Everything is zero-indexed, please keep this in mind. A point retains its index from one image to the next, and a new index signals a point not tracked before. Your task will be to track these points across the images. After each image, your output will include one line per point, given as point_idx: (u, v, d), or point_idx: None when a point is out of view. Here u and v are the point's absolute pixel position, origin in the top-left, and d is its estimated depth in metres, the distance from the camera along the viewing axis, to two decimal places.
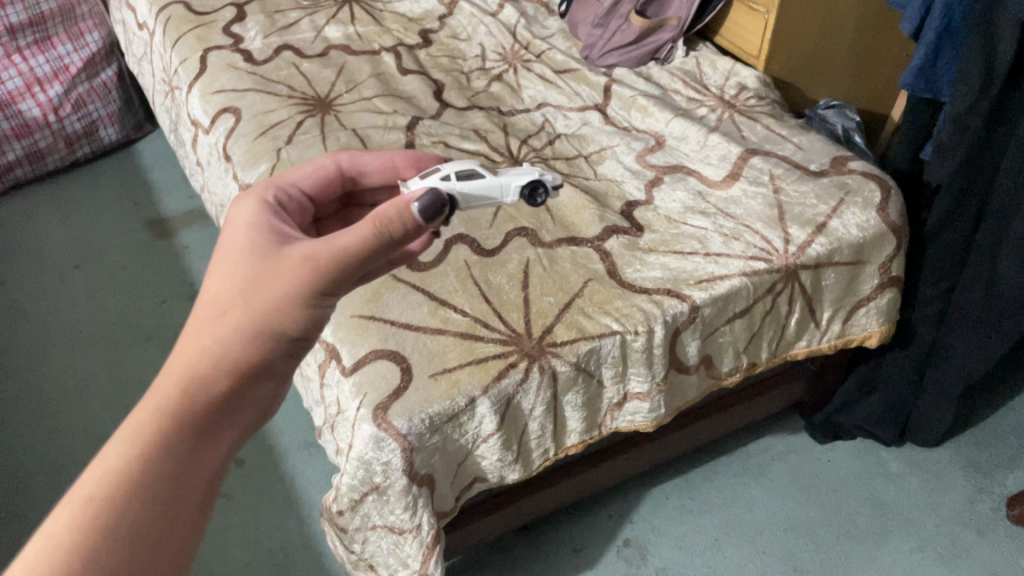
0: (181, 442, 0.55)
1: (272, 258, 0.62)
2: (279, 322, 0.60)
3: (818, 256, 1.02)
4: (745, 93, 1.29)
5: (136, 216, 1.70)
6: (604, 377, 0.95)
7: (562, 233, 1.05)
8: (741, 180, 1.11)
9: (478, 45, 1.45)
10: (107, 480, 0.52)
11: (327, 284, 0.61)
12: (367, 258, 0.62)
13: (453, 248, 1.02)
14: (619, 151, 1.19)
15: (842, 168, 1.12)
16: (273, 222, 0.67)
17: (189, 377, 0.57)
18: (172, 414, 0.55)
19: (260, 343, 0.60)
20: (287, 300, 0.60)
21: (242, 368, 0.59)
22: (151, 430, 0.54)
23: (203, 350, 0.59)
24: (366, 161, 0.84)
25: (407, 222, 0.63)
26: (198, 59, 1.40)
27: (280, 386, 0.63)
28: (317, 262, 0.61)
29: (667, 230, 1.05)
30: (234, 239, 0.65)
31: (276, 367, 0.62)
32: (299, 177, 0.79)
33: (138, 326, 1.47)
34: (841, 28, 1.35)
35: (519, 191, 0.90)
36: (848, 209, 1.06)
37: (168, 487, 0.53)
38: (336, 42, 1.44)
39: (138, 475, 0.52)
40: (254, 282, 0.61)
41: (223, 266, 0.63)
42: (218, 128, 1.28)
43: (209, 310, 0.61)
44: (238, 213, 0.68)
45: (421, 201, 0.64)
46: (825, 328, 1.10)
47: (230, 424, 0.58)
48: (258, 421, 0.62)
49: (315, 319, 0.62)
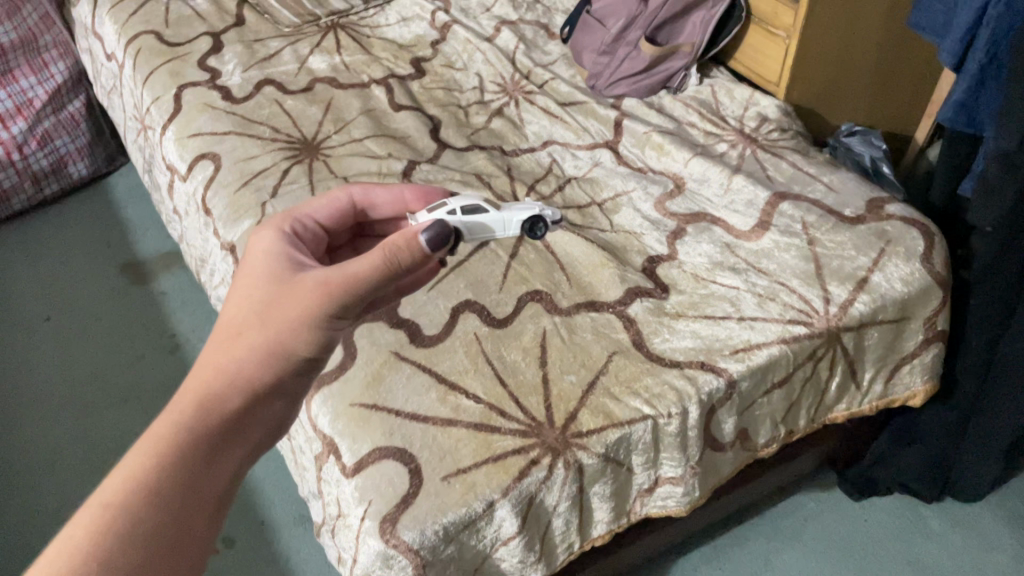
0: (197, 453, 0.53)
1: (286, 283, 0.62)
2: (292, 343, 0.60)
3: (861, 316, 0.93)
4: (767, 125, 1.20)
5: (109, 260, 1.58)
6: (634, 464, 0.85)
7: (580, 297, 0.95)
8: (772, 230, 1.02)
9: (475, 74, 1.35)
10: (126, 486, 0.50)
11: (340, 308, 0.61)
12: (376, 287, 0.62)
13: (461, 318, 0.92)
14: (635, 197, 1.09)
15: (880, 214, 1.03)
16: (288, 249, 0.66)
17: (204, 392, 0.56)
18: (188, 426, 0.54)
19: (274, 363, 0.60)
20: (300, 321, 0.60)
21: (256, 385, 0.58)
22: (165, 440, 0.53)
23: (219, 367, 0.58)
24: (377, 195, 0.80)
25: (414, 251, 0.64)
26: (172, 97, 1.29)
27: (290, 406, 0.62)
28: (331, 286, 0.61)
29: (695, 290, 0.95)
30: (249, 266, 0.65)
31: (286, 387, 0.61)
32: (313, 210, 0.75)
33: (115, 384, 1.36)
34: (866, 46, 1.26)
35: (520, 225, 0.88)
36: (890, 261, 0.97)
37: (184, 496, 0.51)
38: (321, 74, 1.34)
39: (156, 482, 0.50)
40: (269, 306, 0.61)
41: (239, 291, 0.63)
42: (196, 177, 1.17)
43: (225, 334, 0.60)
44: (255, 242, 0.67)
45: (429, 232, 0.64)
46: (866, 389, 1.01)
47: (242, 438, 0.57)
48: (267, 441, 0.60)
49: (327, 342, 0.62)
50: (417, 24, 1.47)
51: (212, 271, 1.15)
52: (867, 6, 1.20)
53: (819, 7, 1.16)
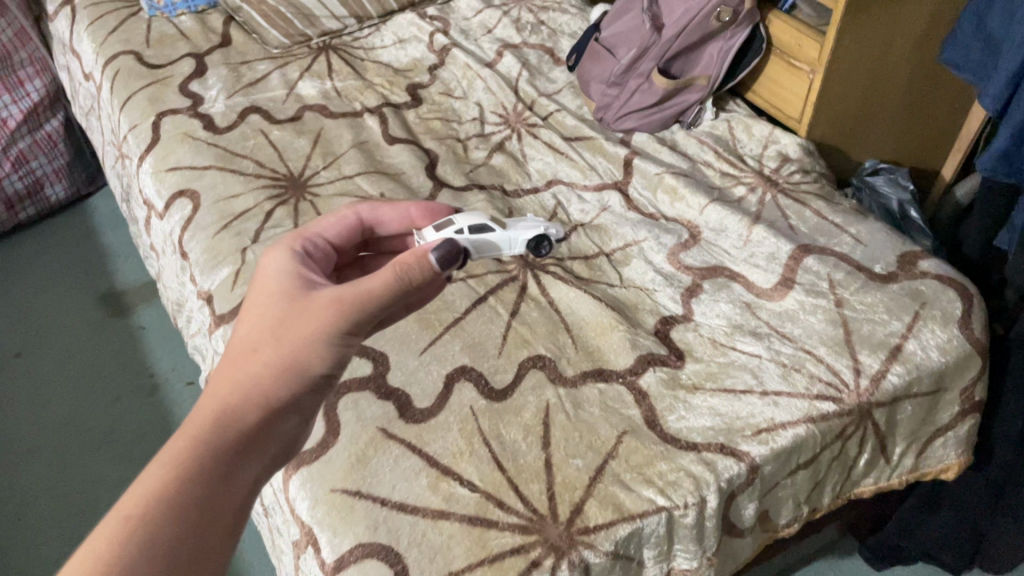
0: (215, 468, 0.50)
1: (299, 301, 0.60)
2: (306, 358, 0.57)
3: (895, 389, 0.85)
4: (787, 166, 1.12)
5: (86, 289, 1.50)
6: (645, 558, 0.76)
7: (587, 364, 0.87)
8: (796, 289, 0.93)
9: (476, 104, 1.26)
10: (145, 500, 0.47)
11: (354, 324, 0.59)
12: (389, 303, 0.61)
13: (456, 387, 0.84)
14: (646, 248, 1.01)
15: (913, 271, 0.95)
16: (299, 269, 0.65)
17: (219, 409, 0.54)
18: (205, 442, 0.51)
19: (292, 379, 0.57)
20: (315, 337, 0.58)
21: (272, 401, 0.56)
22: (183, 456, 0.50)
23: (234, 384, 0.56)
24: (385, 215, 0.77)
25: (426, 270, 0.63)
26: (150, 125, 1.20)
27: (306, 425, 0.58)
28: (345, 303, 0.59)
29: (712, 358, 0.87)
30: (260, 287, 0.63)
31: (303, 404, 0.57)
32: (323, 228, 0.72)
33: (89, 429, 1.28)
34: (894, 80, 1.18)
35: (526, 244, 0.91)
36: (925, 327, 0.89)
37: (201, 509, 0.48)
38: (311, 101, 1.26)
39: (174, 495, 0.48)
40: (283, 322, 0.59)
41: (252, 310, 0.61)
42: (174, 216, 1.09)
43: (239, 352, 0.58)
44: (265, 264, 0.65)
45: (440, 250, 0.63)
46: (896, 463, 0.93)
47: (258, 456, 0.53)
48: (282, 460, 0.56)
49: (343, 358, 0.59)
50: (415, 46, 1.38)
51: (190, 317, 1.07)
52: (897, 38, 1.12)
53: (847, 40, 1.08)
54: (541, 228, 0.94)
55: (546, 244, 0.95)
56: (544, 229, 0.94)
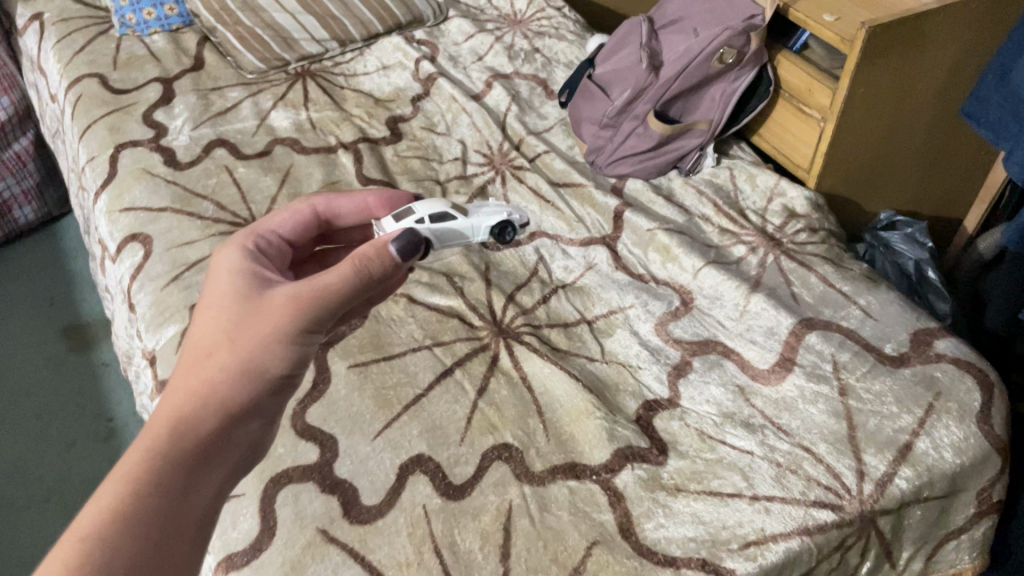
0: (172, 482, 0.49)
1: (254, 300, 0.57)
2: (263, 360, 0.55)
3: (902, 496, 0.75)
4: (792, 223, 1.02)
5: (50, 321, 1.42)
6: None
7: (559, 456, 0.78)
8: (796, 371, 0.84)
9: (459, 141, 1.17)
10: (97, 522, 0.45)
11: (314, 321, 0.57)
12: (351, 297, 0.58)
13: (410, 481, 0.75)
14: (633, 316, 0.92)
15: (927, 353, 0.85)
16: (253, 262, 0.61)
17: (175, 420, 0.52)
18: (160, 455, 0.49)
19: (250, 383, 0.55)
20: (273, 338, 0.55)
21: (231, 407, 0.53)
22: (137, 470, 0.48)
23: (190, 391, 0.53)
24: (342, 205, 0.74)
25: (386, 262, 0.59)
26: (108, 159, 1.12)
27: (268, 427, 0.56)
28: (301, 301, 0.56)
29: (698, 454, 0.78)
30: (212, 284, 0.59)
31: (265, 407, 0.55)
32: (277, 223, 0.68)
33: (39, 477, 1.19)
34: (913, 128, 1.08)
35: (489, 229, 0.96)
36: (940, 422, 0.79)
37: (158, 525, 0.47)
38: (283, 134, 1.17)
39: (128, 516, 0.46)
40: (238, 323, 0.56)
41: (205, 311, 0.57)
42: (125, 262, 1.00)
43: (193, 356, 0.56)
44: (217, 257, 0.62)
45: (400, 240, 0.60)
46: (902, 570, 0.82)
47: (219, 464, 0.52)
48: (245, 466, 0.55)
49: (302, 357, 0.57)
50: (399, 73, 1.30)
51: (137, 373, 0.98)
52: (919, 84, 1.02)
53: (862, 88, 0.98)
54: (505, 215, 0.97)
55: (512, 229, 0.99)
56: (508, 215, 0.97)
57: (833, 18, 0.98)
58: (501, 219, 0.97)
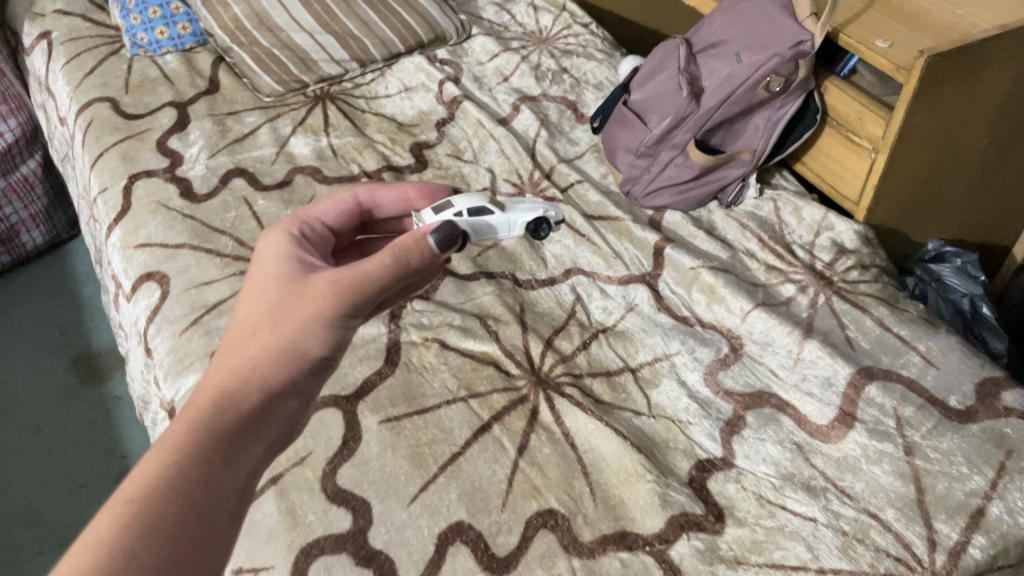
0: (212, 452, 0.47)
1: (297, 284, 0.57)
2: (302, 342, 0.54)
3: (977, 565, 0.68)
4: (842, 260, 0.97)
5: (59, 352, 1.37)
6: None
7: (608, 524, 0.73)
8: (857, 428, 0.79)
9: (487, 169, 1.12)
10: (145, 484, 0.44)
11: (355, 306, 0.56)
12: (391, 285, 0.57)
13: (450, 552, 0.70)
14: (680, 364, 0.87)
15: (995, 407, 0.80)
16: (298, 247, 0.61)
17: (217, 396, 0.51)
18: (201, 427, 0.48)
19: (290, 363, 0.53)
20: (314, 320, 0.54)
21: (271, 387, 0.52)
22: (181, 439, 0.47)
23: (232, 370, 0.53)
24: (382, 195, 0.73)
25: (425, 251, 0.59)
26: (121, 190, 1.07)
27: (305, 409, 0.55)
28: (343, 286, 0.55)
29: (757, 522, 0.73)
30: (257, 269, 0.59)
31: (303, 388, 0.54)
32: (319, 211, 0.68)
33: (49, 519, 1.14)
34: (966, 157, 1.03)
35: (525, 225, 0.84)
36: (1013, 485, 0.73)
37: (200, 492, 0.45)
38: (303, 161, 1.12)
39: (176, 481, 0.45)
40: (282, 304, 0.55)
41: (250, 294, 0.57)
42: (140, 302, 0.95)
43: (236, 337, 0.55)
44: (263, 243, 0.62)
45: (439, 232, 0.60)
46: None
47: (259, 439, 0.50)
48: (282, 446, 0.53)
49: (342, 341, 0.56)
50: (422, 96, 1.25)
51: (155, 420, 0.93)
52: (974, 114, 0.97)
53: (917, 119, 0.93)
54: (543, 211, 0.87)
55: (547, 227, 0.89)
56: (544, 211, 0.87)
57: (887, 43, 0.93)
58: (538, 215, 0.86)
